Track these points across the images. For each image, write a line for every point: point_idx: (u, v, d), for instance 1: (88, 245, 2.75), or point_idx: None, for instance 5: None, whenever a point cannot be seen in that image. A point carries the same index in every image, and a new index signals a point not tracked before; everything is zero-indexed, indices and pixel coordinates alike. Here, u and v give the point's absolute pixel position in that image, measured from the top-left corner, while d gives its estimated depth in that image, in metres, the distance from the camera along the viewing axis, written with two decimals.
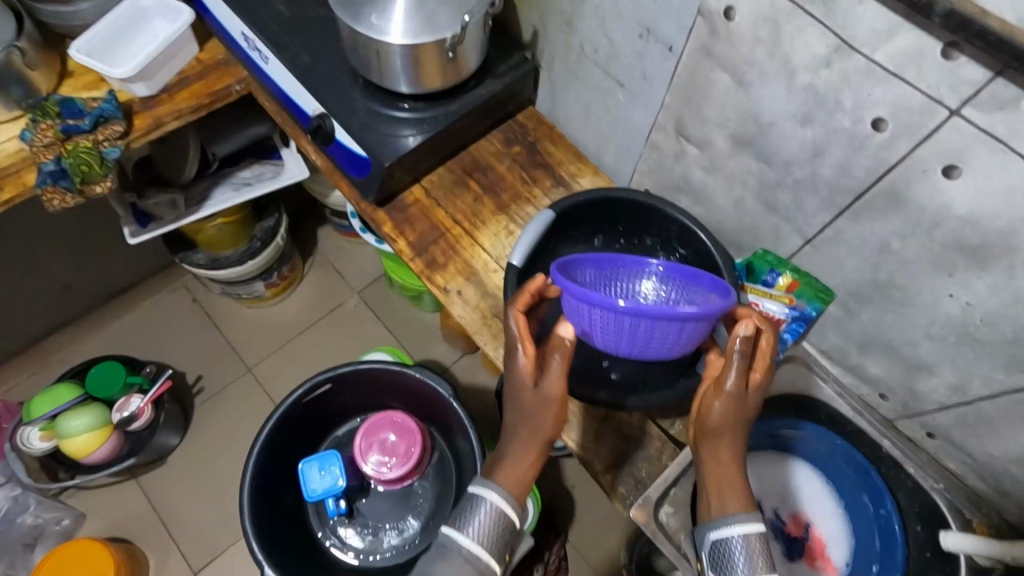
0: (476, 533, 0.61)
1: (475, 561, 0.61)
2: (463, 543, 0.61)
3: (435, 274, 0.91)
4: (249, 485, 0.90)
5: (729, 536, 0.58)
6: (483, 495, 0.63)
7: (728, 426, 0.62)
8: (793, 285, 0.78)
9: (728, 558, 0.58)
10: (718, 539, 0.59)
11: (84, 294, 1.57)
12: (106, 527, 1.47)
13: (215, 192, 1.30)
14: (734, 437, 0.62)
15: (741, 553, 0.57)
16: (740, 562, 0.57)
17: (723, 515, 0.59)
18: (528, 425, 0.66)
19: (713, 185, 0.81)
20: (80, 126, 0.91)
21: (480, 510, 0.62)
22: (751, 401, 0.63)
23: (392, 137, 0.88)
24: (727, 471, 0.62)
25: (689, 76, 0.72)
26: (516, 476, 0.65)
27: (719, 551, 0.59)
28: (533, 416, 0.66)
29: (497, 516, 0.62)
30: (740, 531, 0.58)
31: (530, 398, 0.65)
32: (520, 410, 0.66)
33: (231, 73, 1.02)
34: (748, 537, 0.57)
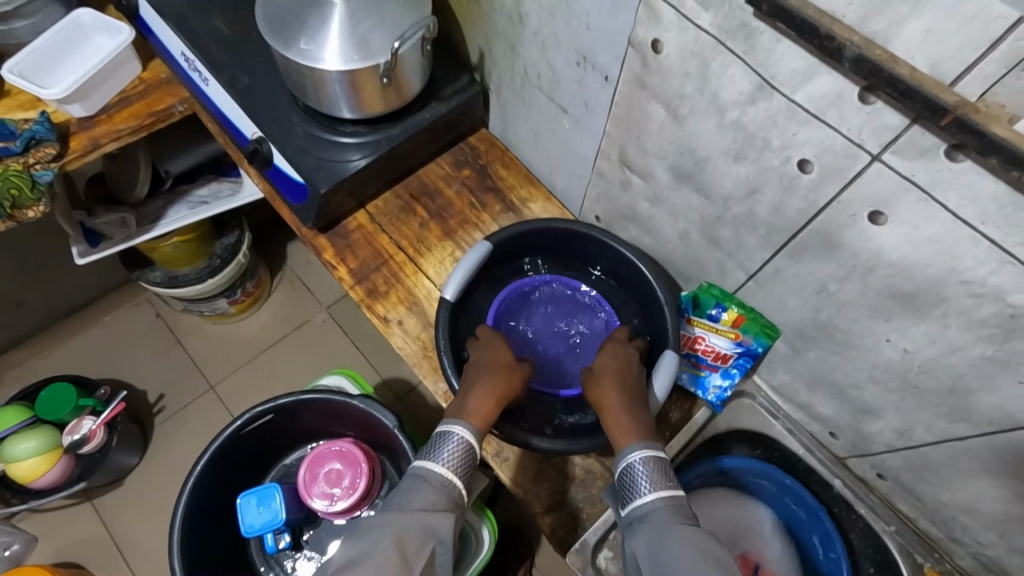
0: (449, 461, 0.63)
1: (450, 486, 0.61)
2: (437, 471, 0.62)
3: (375, 303, 0.88)
4: (180, 523, 0.87)
5: (631, 461, 0.59)
6: (452, 430, 0.64)
7: (606, 387, 0.68)
8: (738, 320, 0.75)
9: (632, 482, 0.58)
10: (624, 467, 0.60)
11: (41, 311, 1.54)
12: (58, 552, 1.43)
13: (169, 212, 1.26)
14: (616, 391, 0.67)
15: (644, 476, 0.58)
16: (641, 482, 0.57)
17: (622, 452, 0.61)
18: (494, 373, 0.71)
19: (658, 216, 0.78)
20: (11, 149, 0.87)
21: (449, 442, 0.64)
22: (625, 371, 0.71)
23: (332, 162, 0.85)
24: (618, 414, 0.65)
25: (626, 105, 0.70)
26: (485, 416, 0.67)
27: (623, 480, 0.59)
28: (497, 374, 0.71)
29: (466, 450, 0.64)
30: (639, 455, 0.59)
31: (499, 358, 0.74)
32: (490, 367, 0.72)
33: (173, 93, 0.99)
34: (646, 457, 0.59)
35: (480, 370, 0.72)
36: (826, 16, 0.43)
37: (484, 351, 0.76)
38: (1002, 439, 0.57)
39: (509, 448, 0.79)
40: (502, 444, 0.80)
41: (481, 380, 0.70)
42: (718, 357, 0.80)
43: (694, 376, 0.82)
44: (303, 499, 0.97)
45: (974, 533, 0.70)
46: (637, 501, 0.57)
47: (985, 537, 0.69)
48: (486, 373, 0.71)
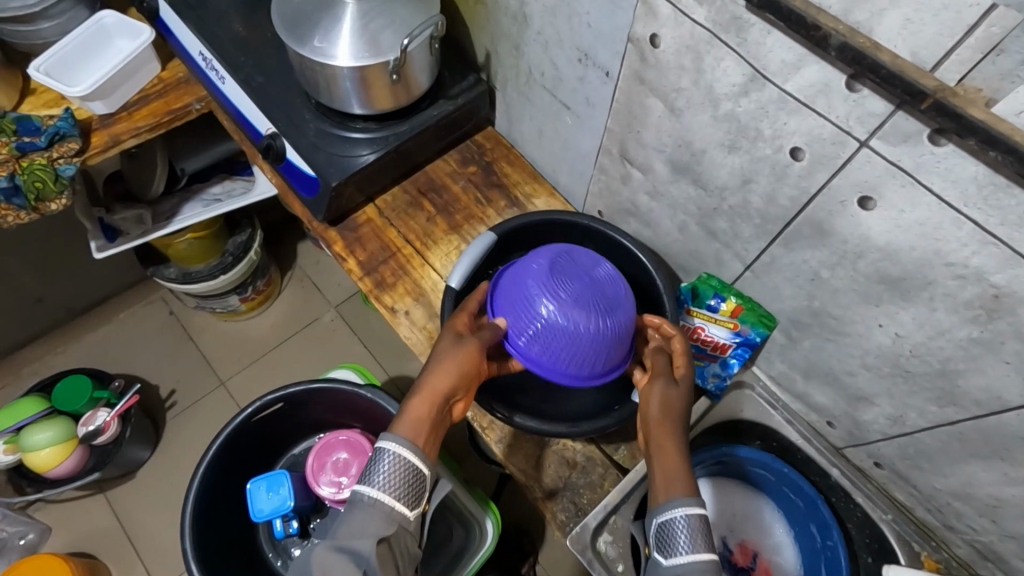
0: (382, 482, 0.59)
1: (382, 508, 0.57)
2: (369, 493, 0.58)
3: (383, 295, 0.90)
4: (192, 505, 0.90)
5: (673, 517, 0.55)
6: (385, 447, 0.60)
7: (670, 429, 0.63)
8: (736, 310, 0.77)
9: (671, 538, 0.55)
10: (663, 521, 0.56)
11: (58, 308, 1.58)
12: (71, 542, 1.46)
13: (185, 209, 1.30)
14: (679, 443, 0.62)
15: (685, 534, 0.54)
16: (683, 541, 0.54)
17: (666, 500, 0.57)
18: (435, 367, 0.66)
19: (658, 210, 0.81)
20: (35, 144, 0.91)
21: (384, 460, 0.60)
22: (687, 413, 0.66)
23: (344, 157, 0.88)
24: (670, 460, 0.60)
25: (626, 100, 0.72)
26: (420, 424, 0.62)
27: (663, 530, 0.56)
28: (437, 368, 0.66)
29: (404, 465, 0.59)
30: (683, 512, 0.55)
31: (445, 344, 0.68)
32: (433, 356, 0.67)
33: (191, 92, 1.03)
34: (691, 516, 0.55)
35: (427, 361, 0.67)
36: (812, 8, 0.46)
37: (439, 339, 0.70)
38: (989, 422, 0.59)
39: (511, 434, 0.82)
40: (504, 430, 0.82)
41: (423, 376, 0.66)
42: (717, 347, 0.81)
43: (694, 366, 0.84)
44: (312, 487, 1.00)
45: (968, 519, 0.71)
46: (676, 560, 0.54)
47: (979, 522, 0.70)
48: (430, 366, 0.67)
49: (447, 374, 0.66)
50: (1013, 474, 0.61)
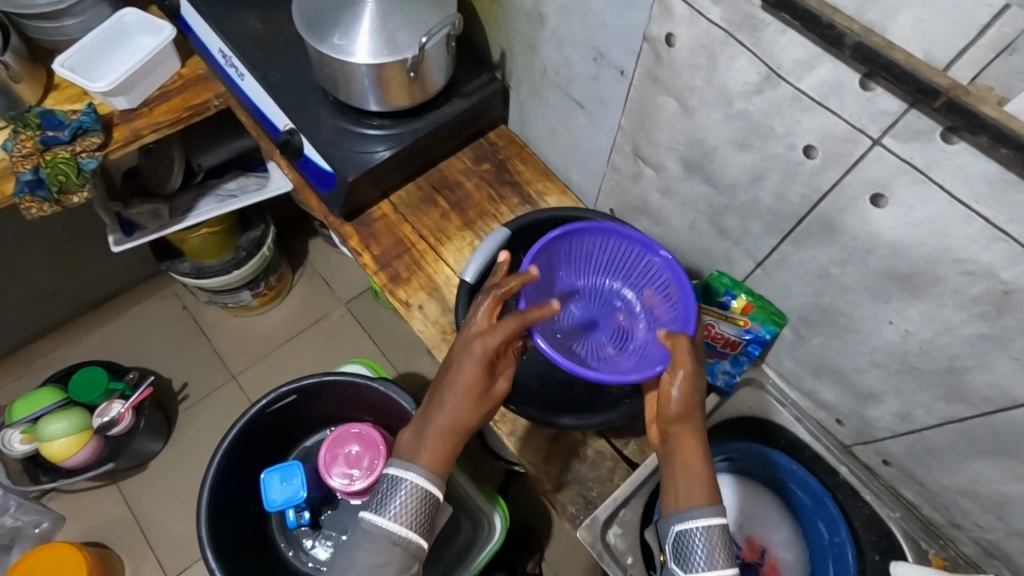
0: (398, 515, 0.62)
1: (399, 541, 0.61)
2: (386, 527, 0.61)
3: (397, 288, 0.92)
4: (208, 494, 0.91)
5: (693, 528, 0.58)
6: (403, 478, 0.62)
7: (692, 425, 0.64)
8: (747, 307, 0.78)
9: (689, 549, 0.58)
10: (682, 531, 0.58)
11: (73, 301, 1.60)
12: (84, 532, 1.49)
13: (200, 203, 1.32)
14: (700, 440, 0.63)
15: (703, 547, 0.57)
16: (701, 555, 0.57)
17: (688, 506, 0.59)
18: (459, 399, 0.64)
19: (669, 207, 0.82)
20: (59, 138, 0.94)
21: (399, 492, 0.62)
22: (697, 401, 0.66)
23: (360, 153, 0.90)
24: (692, 459, 0.61)
25: (640, 99, 0.73)
26: (441, 455, 0.64)
27: (681, 540, 0.58)
28: (461, 400, 0.64)
29: (420, 496, 0.63)
30: (704, 525, 0.57)
31: (468, 374, 0.64)
32: (456, 385, 0.65)
33: (209, 88, 1.04)
34: (711, 530, 0.57)
35: (451, 387, 0.65)
36: (828, 7, 0.47)
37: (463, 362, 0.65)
38: (997, 419, 0.59)
39: (522, 426, 0.83)
40: (517, 424, 0.83)
41: (445, 407, 0.64)
42: (728, 344, 0.82)
43: (704, 363, 0.84)
44: (324, 478, 1.01)
45: (974, 517, 0.71)
46: (694, 574, 0.57)
47: (986, 520, 0.70)
48: (454, 398, 0.64)
49: (462, 410, 0.65)
50: (1019, 471, 0.61)
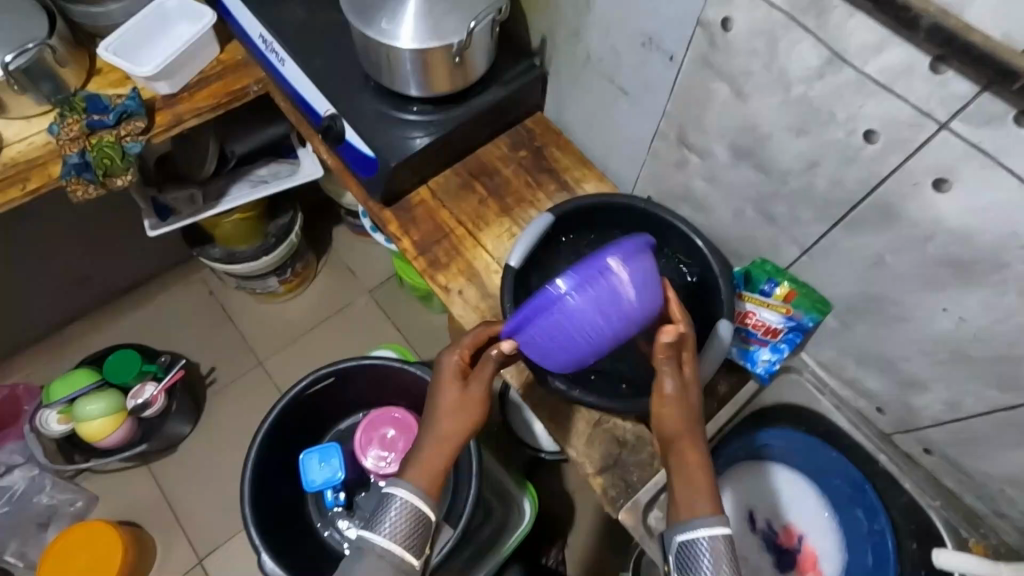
0: (390, 532, 0.61)
1: (391, 558, 0.60)
2: (379, 543, 0.60)
3: (437, 274, 0.93)
4: (250, 474, 0.93)
5: (696, 538, 0.57)
6: (394, 495, 0.62)
7: (691, 444, 0.64)
8: (790, 295, 0.78)
9: (693, 561, 0.57)
10: (686, 541, 0.58)
11: (104, 286, 1.63)
12: (116, 512, 1.52)
13: (232, 189, 1.34)
14: (699, 454, 0.63)
15: (707, 557, 0.57)
16: (706, 565, 0.56)
17: (691, 518, 0.59)
18: (444, 415, 0.67)
19: (712, 194, 0.82)
20: (104, 122, 0.95)
21: (392, 507, 0.62)
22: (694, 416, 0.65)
23: (401, 139, 0.91)
24: (695, 470, 0.62)
25: (689, 84, 0.73)
26: (433, 474, 0.64)
27: (685, 554, 0.58)
28: (446, 416, 0.67)
29: (412, 514, 0.62)
30: (707, 533, 0.57)
31: (449, 392, 0.68)
32: (436, 406, 0.68)
33: (248, 74, 1.05)
34: (714, 538, 0.57)
35: (433, 409, 0.68)
36: None
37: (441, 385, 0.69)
38: None
39: (562, 411, 0.84)
40: (557, 409, 0.84)
41: (432, 426, 0.67)
42: (768, 332, 0.82)
43: (743, 350, 0.85)
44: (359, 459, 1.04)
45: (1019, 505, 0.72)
46: None
47: None
48: (438, 418, 0.67)
49: (451, 428, 0.66)
50: None
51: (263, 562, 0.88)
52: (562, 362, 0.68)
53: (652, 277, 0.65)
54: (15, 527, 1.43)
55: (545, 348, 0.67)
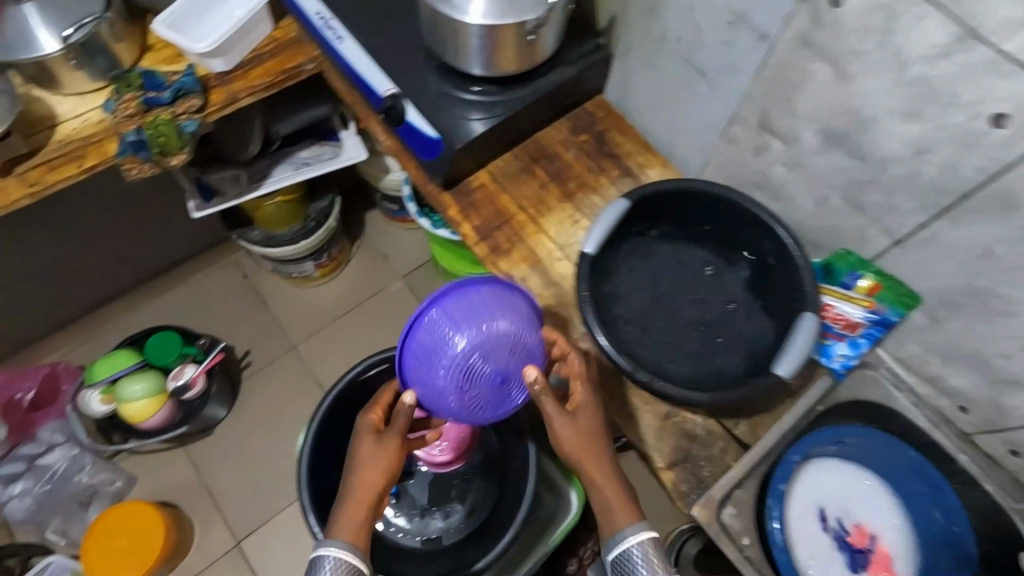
0: None
1: None
2: None
3: (499, 260, 0.90)
4: (308, 460, 0.93)
5: (628, 548, 0.69)
6: (325, 554, 0.70)
7: (603, 468, 0.74)
8: (874, 287, 0.75)
9: (630, 568, 0.68)
10: (620, 553, 0.69)
11: (141, 267, 1.61)
12: (154, 492, 1.52)
13: (275, 171, 1.32)
14: (611, 475, 0.74)
15: (641, 562, 0.68)
16: (641, 567, 0.68)
17: (619, 533, 0.70)
18: (365, 469, 0.75)
19: (793, 182, 0.79)
20: (160, 99, 0.93)
21: (325, 567, 0.70)
22: (594, 443, 0.73)
23: (461, 120, 0.88)
24: (613, 487, 0.73)
25: (781, 66, 0.70)
26: (360, 527, 0.72)
27: (623, 563, 0.69)
28: (368, 469, 0.75)
29: (345, 569, 0.70)
30: (636, 542, 0.69)
31: (366, 448, 0.76)
32: (357, 461, 0.76)
33: (302, 51, 1.02)
34: (643, 544, 0.69)
35: (353, 464, 0.76)
36: None
37: (359, 442, 0.77)
38: None
39: (633, 405, 0.81)
40: (625, 400, 0.82)
41: (355, 483, 0.74)
42: (847, 326, 0.80)
43: (819, 345, 0.82)
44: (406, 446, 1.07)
45: None
46: None
47: None
48: (356, 472, 0.75)
49: (376, 476, 0.74)
50: None
51: None
52: (442, 393, 0.74)
53: (518, 311, 0.74)
54: (57, 505, 1.44)
55: (436, 391, 0.74)
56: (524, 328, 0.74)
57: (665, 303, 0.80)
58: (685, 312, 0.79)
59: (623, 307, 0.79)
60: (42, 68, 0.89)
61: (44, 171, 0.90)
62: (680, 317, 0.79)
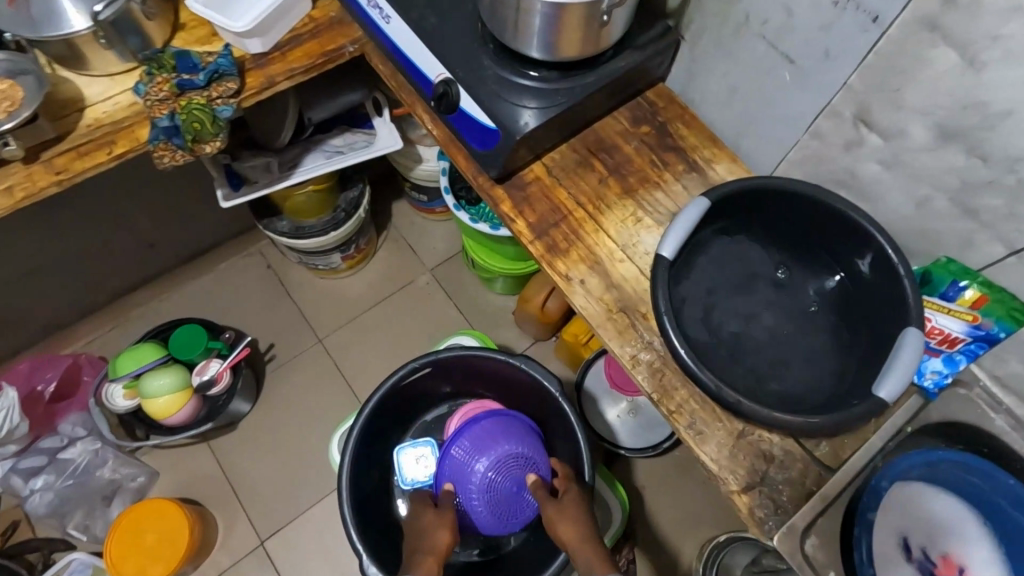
0: None
1: None
2: None
3: (556, 260, 0.84)
4: (348, 470, 0.91)
5: None
6: None
7: (581, 535, 0.77)
8: (980, 300, 0.68)
9: None
10: None
11: (164, 255, 1.56)
12: (178, 487, 1.48)
13: (306, 159, 1.25)
14: (597, 546, 0.75)
15: None
16: None
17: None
18: (437, 529, 0.83)
19: (889, 182, 0.72)
20: (194, 82, 0.87)
21: None
22: (587, 527, 0.79)
23: (516, 108, 0.81)
24: (591, 551, 0.74)
25: (892, 52, 0.63)
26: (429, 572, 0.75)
27: None
28: (430, 531, 0.83)
29: None
30: None
31: (428, 516, 0.85)
32: (420, 527, 0.84)
33: (344, 33, 0.96)
34: None
35: (420, 528, 0.84)
36: None
37: (422, 514, 0.86)
38: None
39: (704, 422, 0.75)
40: (695, 415, 0.75)
41: (423, 540, 0.81)
42: (945, 341, 0.73)
43: None
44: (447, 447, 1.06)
45: None
46: None
47: None
48: (426, 532, 0.82)
49: (443, 534, 0.82)
50: None
51: (366, 567, 0.86)
52: (475, 506, 0.90)
53: (521, 434, 0.93)
54: (80, 499, 1.40)
55: (470, 506, 0.91)
56: (528, 446, 0.93)
57: (743, 308, 0.74)
58: (763, 319, 0.74)
59: (696, 314, 0.73)
60: (70, 47, 0.82)
61: (72, 158, 0.84)
62: (756, 325, 0.74)
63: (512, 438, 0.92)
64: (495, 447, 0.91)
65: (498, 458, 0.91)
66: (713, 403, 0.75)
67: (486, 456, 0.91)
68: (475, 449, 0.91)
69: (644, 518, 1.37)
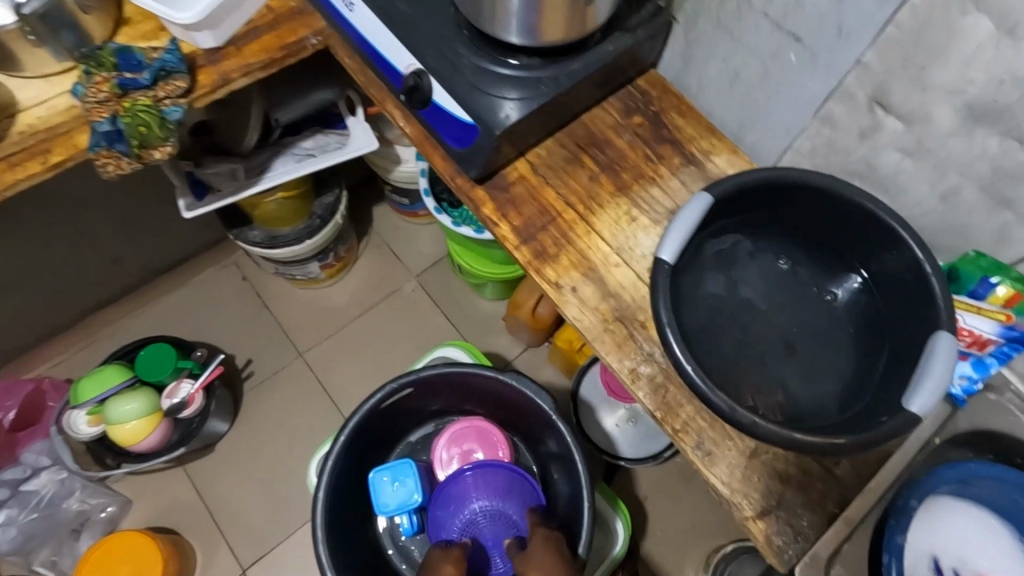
0: None
1: None
2: None
3: (545, 267, 0.76)
4: (323, 504, 0.84)
5: None
6: None
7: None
8: (1014, 297, 0.63)
9: None
10: None
11: (130, 270, 1.47)
12: (153, 516, 1.39)
13: (276, 163, 1.17)
14: None
15: None
16: None
17: None
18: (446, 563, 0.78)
19: (910, 170, 0.65)
20: (138, 81, 0.78)
21: None
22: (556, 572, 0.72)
23: (496, 100, 0.74)
24: None
25: (916, 23, 0.56)
26: None
27: None
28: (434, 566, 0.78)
29: None
30: None
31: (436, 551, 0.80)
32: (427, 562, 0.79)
33: (306, 24, 0.87)
34: None
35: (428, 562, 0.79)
36: None
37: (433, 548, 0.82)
38: None
39: (714, 443, 0.68)
40: (703, 434, 0.68)
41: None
42: (975, 343, 0.65)
43: None
44: (436, 472, 0.98)
45: None
46: None
47: None
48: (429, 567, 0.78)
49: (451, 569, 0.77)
50: None
51: None
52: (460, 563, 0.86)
53: (501, 483, 0.88)
54: (45, 533, 1.31)
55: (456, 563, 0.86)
56: (509, 497, 0.88)
57: (753, 314, 0.67)
58: (775, 327, 0.67)
59: (704, 324, 0.66)
60: None
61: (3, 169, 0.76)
62: (768, 333, 0.67)
63: (490, 489, 0.88)
64: (473, 500, 0.87)
65: (478, 511, 0.87)
66: (723, 422, 0.68)
67: (466, 510, 0.87)
68: (454, 502, 0.88)
69: (648, 532, 1.30)
